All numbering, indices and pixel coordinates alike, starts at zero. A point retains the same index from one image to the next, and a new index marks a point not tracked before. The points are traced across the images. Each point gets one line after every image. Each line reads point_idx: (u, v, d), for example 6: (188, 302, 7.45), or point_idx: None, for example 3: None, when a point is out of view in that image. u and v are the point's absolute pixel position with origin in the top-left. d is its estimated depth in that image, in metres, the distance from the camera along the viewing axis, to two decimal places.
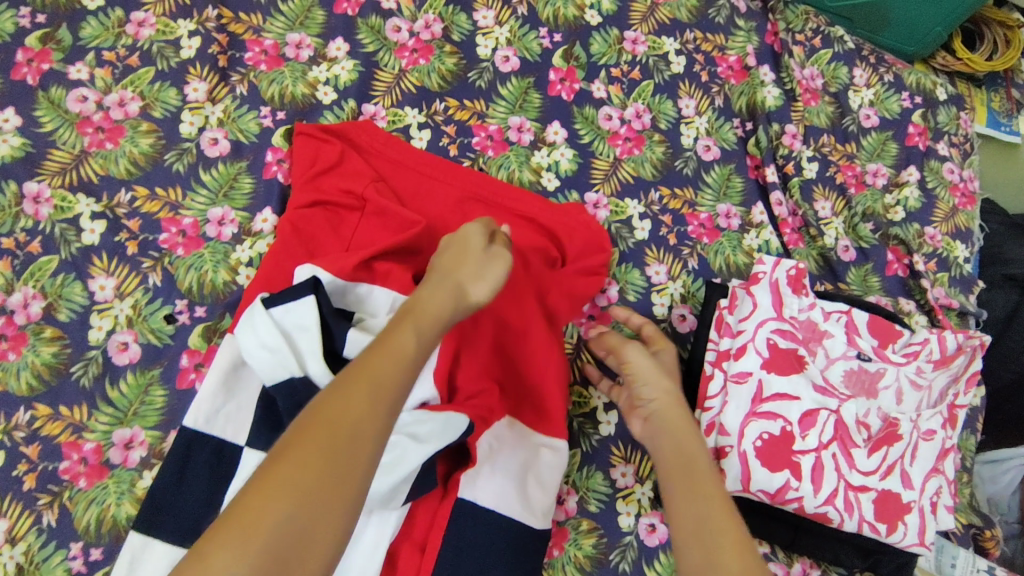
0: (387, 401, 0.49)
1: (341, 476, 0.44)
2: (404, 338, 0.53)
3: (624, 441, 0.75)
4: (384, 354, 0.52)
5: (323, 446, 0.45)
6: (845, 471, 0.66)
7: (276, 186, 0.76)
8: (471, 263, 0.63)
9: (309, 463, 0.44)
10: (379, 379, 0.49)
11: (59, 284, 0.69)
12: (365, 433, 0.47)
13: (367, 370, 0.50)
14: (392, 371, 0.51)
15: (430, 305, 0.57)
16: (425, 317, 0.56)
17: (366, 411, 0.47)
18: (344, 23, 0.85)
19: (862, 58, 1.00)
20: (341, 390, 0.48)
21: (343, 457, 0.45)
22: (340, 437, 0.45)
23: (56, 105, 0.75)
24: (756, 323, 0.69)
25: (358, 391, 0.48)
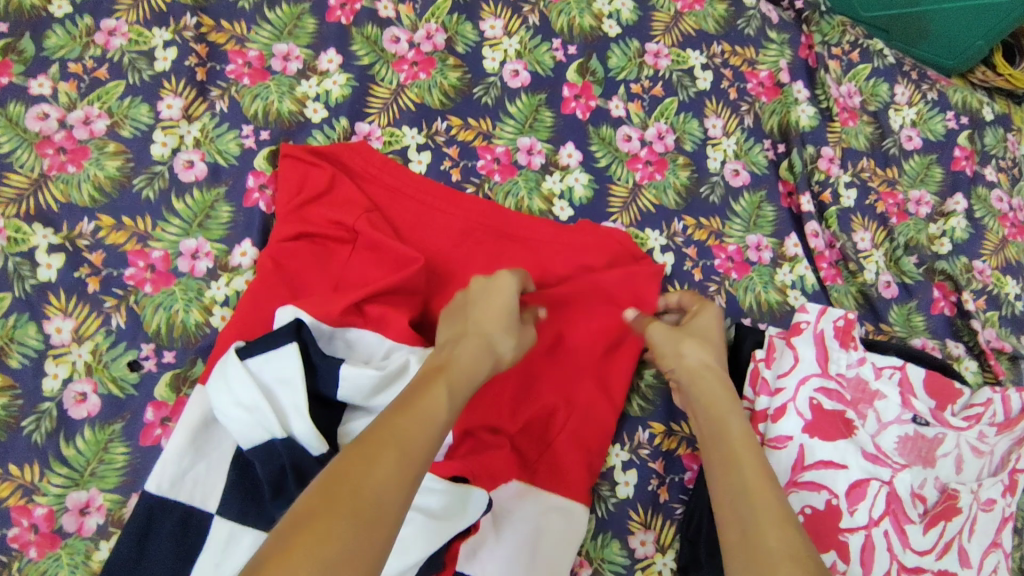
0: (415, 471, 0.42)
1: (369, 546, 0.37)
2: (434, 401, 0.47)
3: (644, 504, 0.66)
4: (411, 413, 0.45)
5: (348, 510, 0.37)
6: (898, 552, 0.57)
7: (257, 215, 0.68)
8: (500, 316, 0.57)
9: (334, 528, 0.36)
10: (408, 442, 0.43)
11: (11, 325, 0.61)
12: (391, 500, 0.40)
13: (393, 433, 0.43)
14: (419, 434, 0.44)
15: (463, 365, 0.52)
16: (460, 377, 0.51)
17: (394, 476, 0.41)
18: (337, 32, 0.77)
19: (903, 74, 0.92)
20: (364, 450, 0.41)
21: (371, 522, 0.38)
22: (367, 506, 0.38)
23: (14, 123, 0.67)
24: (798, 379, 0.63)
25: (385, 456, 0.41)
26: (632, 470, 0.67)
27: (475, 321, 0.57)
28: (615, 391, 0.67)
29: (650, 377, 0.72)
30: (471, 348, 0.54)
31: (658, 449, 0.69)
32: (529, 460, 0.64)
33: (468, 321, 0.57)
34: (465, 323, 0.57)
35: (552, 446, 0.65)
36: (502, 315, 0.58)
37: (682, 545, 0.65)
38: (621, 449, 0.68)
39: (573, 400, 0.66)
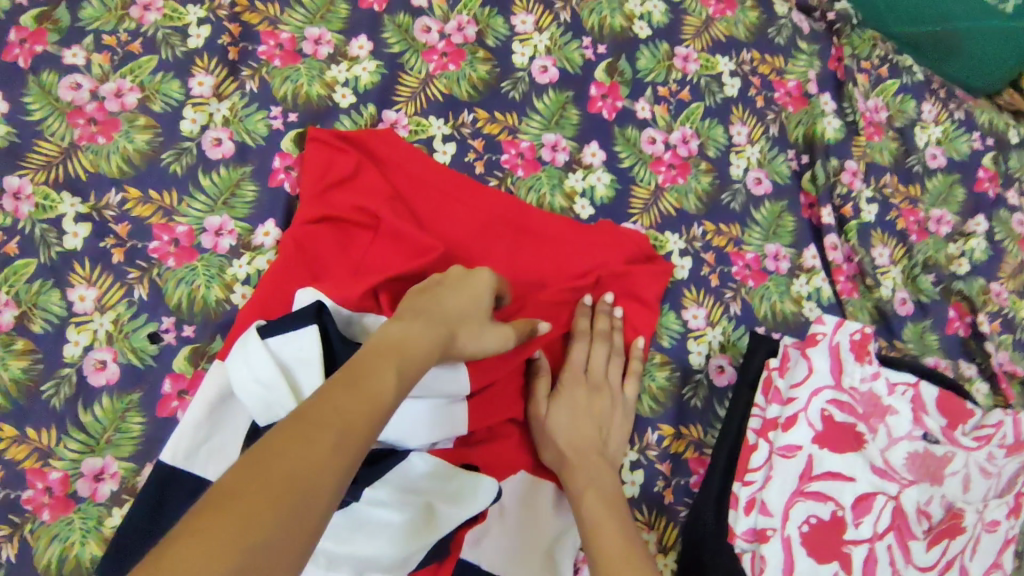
0: (353, 457, 0.38)
1: (283, 546, 0.33)
2: (387, 380, 0.43)
3: (649, 504, 0.67)
4: (356, 392, 0.40)
5: (270, 502, 0.33)
6: (900, 567, 0.58)
7: (281, 197, 0.69)
8: (471, 313, 0.55)
9: (251, 523, 0.32)
10: (348, 423, 0.38)
11: (35, 290, 0.62)
12: (322, 489, 0.35)
13: (335, 414, 0.38)
14: (361, 415, 0.39)
15: (420, 345, 0.48)
16: (412, 360, 0.46)
17: (331, 462, 0.36)
18: (369, 19, 0.77)
19: (931, 91, 0.92)
20: (300, 431, 0.37)
21: (295, 513, 0.33)
22: (294, 494, 0.34)
23: (48, 92, 0.68)
24: (810, 390, 0.62)
25: (324, 439, 0.37)
26: (640, 469, 0.68)
27: (439, 305, 0.53)
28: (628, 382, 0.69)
29: (661, 379, 0.72)
30: (431, 331, 0.49)
31: (666, 451, 0.69)
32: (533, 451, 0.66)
33: (427, 302, 0.53)
34: (426, 305, 0.53)
35: None
36: (472, 310, 0.55)
37: (684, 547, 0.65)
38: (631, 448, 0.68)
39: None
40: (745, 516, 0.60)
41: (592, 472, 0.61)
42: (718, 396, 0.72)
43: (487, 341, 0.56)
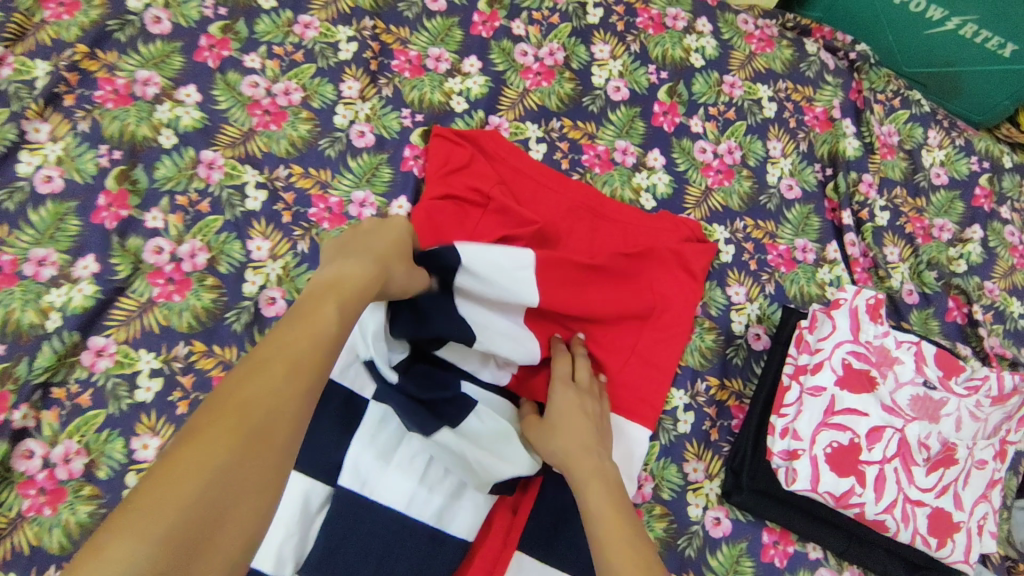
0: (305, 377, 0.47)
1: (255, 456, 0.42)
2: (325, 314, 0.51)
3: (699, 440, 0.83)
4: (299, 327, 0.49)
5: (240, 420, 0.42)
6: (904, 485, 0.74)
7: (411, 179, 0.86)
8: (403, 260, 0.64)
9: (224, 441, 0.41)
10: (296, 353, 0.47)
11: (222, 240, 0.79)
12: (282, 409, 0.44)
13: (284, 347, 0.47)
14: (309, 343, 0.48)
15: (351, 279, 0.56)
16: (345, 293, 0.54)
17: (287, 383, 0.45)
18: (479, 43, 0.95)
19: (936, 121, 1.08)
20: (256, 364, 0.46)
21: (260, 432, 0.43)
22: (258, 416, 0.43)
23: (232, 87, 0.85)
24: (834, 343, 0.78)
25: (276, 369, 0.46)
26: (691, 412, 0.84)
27: (367, 246, 0.62)
28: (684, 324, 0.85)
29: (710, 341, 0.88)
30: (364, 264, 0.58)
31: (713, 398, 0.85)
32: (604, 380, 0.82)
33: (357, 241, 0.63)
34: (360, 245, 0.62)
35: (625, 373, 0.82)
36: (397, 249, 0.64)
37: (727, 475, 0.82)
38: (684, 393, 0.84)
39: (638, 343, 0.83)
40: (780, 439, 0.75)
41: (591, 465, 0.69)
42: (756, 356, 0.88)
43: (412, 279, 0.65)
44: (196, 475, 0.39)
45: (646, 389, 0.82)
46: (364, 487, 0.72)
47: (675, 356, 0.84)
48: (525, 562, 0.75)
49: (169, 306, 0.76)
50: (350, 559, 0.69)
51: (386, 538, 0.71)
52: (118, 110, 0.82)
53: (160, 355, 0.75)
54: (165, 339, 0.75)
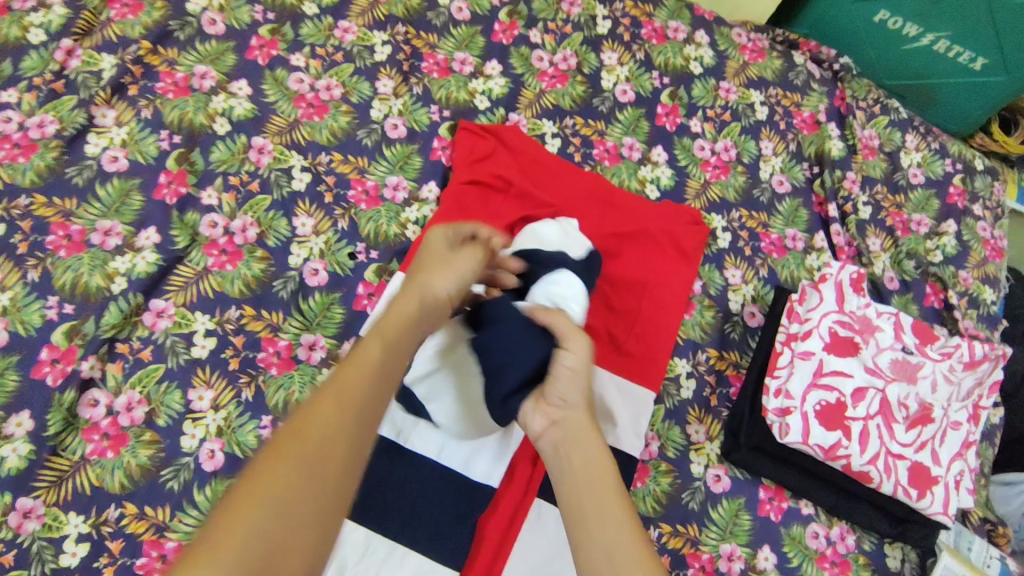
0: (356, 412, 0.49)
1: (314, 492, 0.44)
2: (370, 349, 0.54)
3: (700, 405, 0.91)
4: (349, 367, 0.52)
5: (295, 462, 0.45)
6: (886, 440, 0.82)
7: (440, 167, 0.95)
8: (435, 265, 0.65)
9: (279, 485, 0.43)
10: (348, 391, 0.50)
11: (271, 217, 0.88)
12: (335, 448, 0.47)
13: (334, 387, 0.50)
14: (360, 380, 0.51)
15: (397, 309, 0.58)
16: (393, 325, 0.57)
17: (337, 421, 0.48)
18: (501, 49, 1.05)
19: (914, 127, 1.19)
20: (304, 414, 0.47)
21: (316, 471, 0.45)
22: (311, 456, 0.45)
23: (279, 83, 0.95)
24: (821, 313, 0.86)
25: (325, 405, 0.48)
26: (693, 379, 0.92)
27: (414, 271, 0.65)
28: (684, 299, 0.94)
29: (709, 318, 0.96)
30: (407, 292, 0.61)
31: (712, 367, 0.93)
32: (619, 346, 0.90)
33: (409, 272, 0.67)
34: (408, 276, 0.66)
35: (635, 339, 0.90)
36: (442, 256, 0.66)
37: (725, 436, 0.90)
38: (686, 362, 0.93)
39: (646, 315, 0.92)
40: (774, 398, 0.83)
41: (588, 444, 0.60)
42: (751, 332, 0.97)
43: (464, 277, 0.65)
44: (255, 519, 0.41)
45: (653, 355, 0.90)
46: (400, 435, 0.80)
47: (677, 328, 0.93)
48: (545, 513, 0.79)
49: (223, 274, 0.84)
50: (384, 504, 0.76)
51: (420, 481, 0.78)
52: (177, 100, 0.90)
53: (214, 317, 0.82)
54: (219, 303, 0.83)
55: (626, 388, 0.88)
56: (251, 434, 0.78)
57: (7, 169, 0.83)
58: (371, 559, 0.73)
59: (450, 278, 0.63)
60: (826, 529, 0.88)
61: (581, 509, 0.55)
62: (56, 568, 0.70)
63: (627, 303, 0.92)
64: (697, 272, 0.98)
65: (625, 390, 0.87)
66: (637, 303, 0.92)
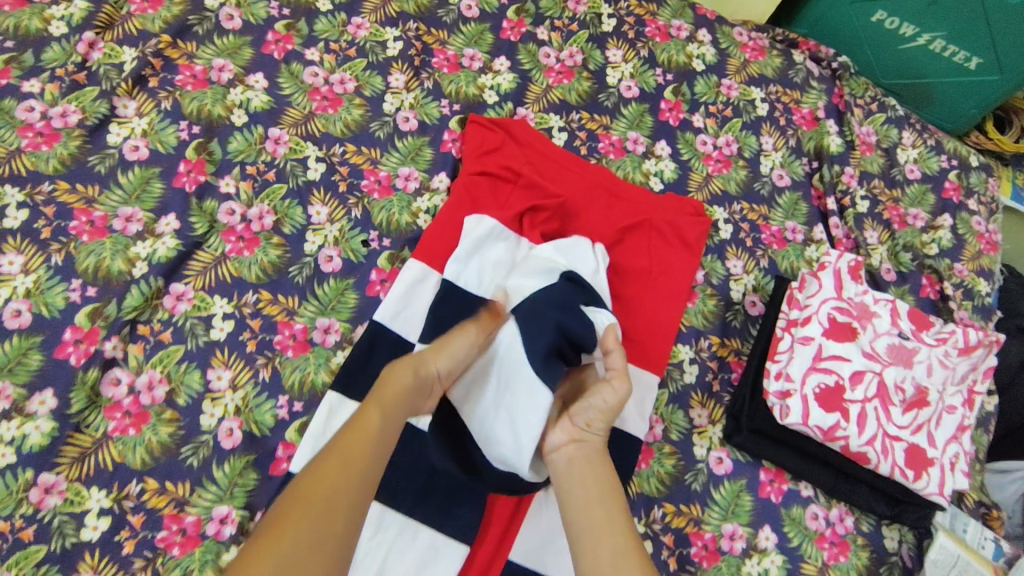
0: (355, 469, 0.59)
1: (319, 538, 0.54)
2: (370, 417, 0.64)
3: (702, 389, 0.94)
4: (351, 433, 0.62)
5: (302, 512, 0.55)
6: (883, 422, 0.84)
7: (450, 159, 0.98)
8: (431, 343, 0.73)
9: (291, 529, 0.53)
10: (350, 453, 0.60)
11: (287, 205, 0.90)
12: (337, 502, 0.57)
13: (338, 451, 0.60)
14: (359, 444, 0.61)
15: (394, 380, 0.67)
16: (391, 393, 0.66)
17: (339, 479, 0.58)
18: (509, 46, 1.08)
19: (910, 124, 1.22)
20: (314, 472, 0.58)
21: (321, 519, 0.55)
22: (314, 507, 0.55)
23: (295, 76, 0.97)
24: (820, 300, 0.89)
25: (329, 465, 0.59)
26: (695, 365, 0.95)
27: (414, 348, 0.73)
28: (688, 288, 0.97)
29: (711, 306, 0.99)
30: (404, 363, 0.69)
31: (714, 353, 0.96)
32: (625, 333, 0.92)
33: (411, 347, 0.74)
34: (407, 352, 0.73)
35: (641, 327, 0.93)
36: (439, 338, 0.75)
37: (727, 420, 0.92)
38: (689, 349, 0.95)
39: (652, 303, 0.94)
40: (775, 381, 0.85)
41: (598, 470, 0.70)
42: (751, 320, 1.00)
43: (459, 356, 0.72)
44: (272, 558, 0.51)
45: (659, 341, 0.92)
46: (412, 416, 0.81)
47: (681, 316, 0.95)
48: (543, 514, 0.81)
49: (240, 260, 0.87)
50: (389, 489, 0.78)
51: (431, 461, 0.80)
52: (196, 92, 0.93)
53: (232, 301, 0.85)
54: (236, 287, 0.85)
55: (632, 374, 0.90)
56: (268, 413, 0.81)
57: (31, 157, 0.85)
58: (375, 544, 0.75)
59: (445, 356, 0.71)
60: (825, 511, 0.90)
61: (589, 520, 0.66)
62: (79, 541, 0.72)
63: (633, 292, 0.94)
64: (700, 262, 1.01)
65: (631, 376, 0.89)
66: (642, 293, 0.95)
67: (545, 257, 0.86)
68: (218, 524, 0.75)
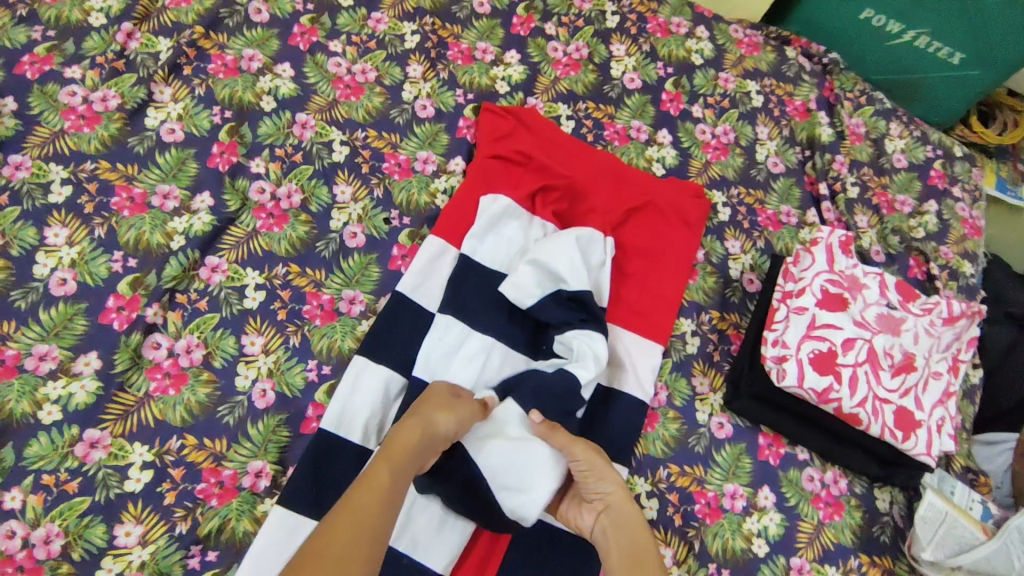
0: (368, 527, 0.62)
1: None
2: (378, 474, 0.67)
3: (704, 360, 1.00)
4: (363, 491, 0.65)
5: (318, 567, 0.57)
6: (873, 386, 0.90)
7: (465, 144, 1.04)
8: (433, 404, 0.75)
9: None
10: (361, 507, 0.63)
11: (313, 185, 0.96)
12: (352, 557, 0.59)
13: (351, 506, 0.63)
14: (370, 500, 0.64)
15: (402, 440, 0.70)
16: (399, 448, 0.69)
17: (354, 533, 0.60)
18: (519, 40, 1.15)
19: (897, 116, 1.29)
20: (327, 529, 0.60)
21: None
22: (329, 563, 0.57)
23: (319, 66, 1.04)
24: (814, 273, 0.95)
25: (343, 520, 0.61)
26: (697, 337, 1.01)
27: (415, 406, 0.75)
28: (688, 265, 1.03)
29: (711, 283, 1.05)
30: (409, 422, 0.72)
31: (715, 327, 1.02)
32: (629, 307, 0.98)
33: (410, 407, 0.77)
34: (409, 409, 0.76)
35: (645, 302, 0.98)
36: (439, 396, 0.77)
37: (727, 387, 0.98)
38: (691, 322, 1.01)
39: (655, 280, 1.00)
40: (772, 348, 0.91)
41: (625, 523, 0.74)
42: (749, 297, 1.06)
43: (462, 419, 0.75)
44: None
45: (663, 314, 0.98)
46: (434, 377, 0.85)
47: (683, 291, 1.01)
48: None
49: (270, 235, 0.92)
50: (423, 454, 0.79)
51: None
52: (227, 80, 0.99)
53: (264, 273, 0.90)
54: (267, 261, 0.91)
55: (636, 347, 0.95)
56: (298, 376, 0.86)
57: (74, 138, 0.91)
58: None
59: (450, 418, 0.74)
60: (820, 473, 0.96)
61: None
62: (122, 493, 0.76)
63: (638, 270, 1.00)
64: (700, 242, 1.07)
65: (636, 350, 0.95)
66: (646, 270, 1.01)
67: (569, 248, 0.91)
68: (253, 477, 0.80)
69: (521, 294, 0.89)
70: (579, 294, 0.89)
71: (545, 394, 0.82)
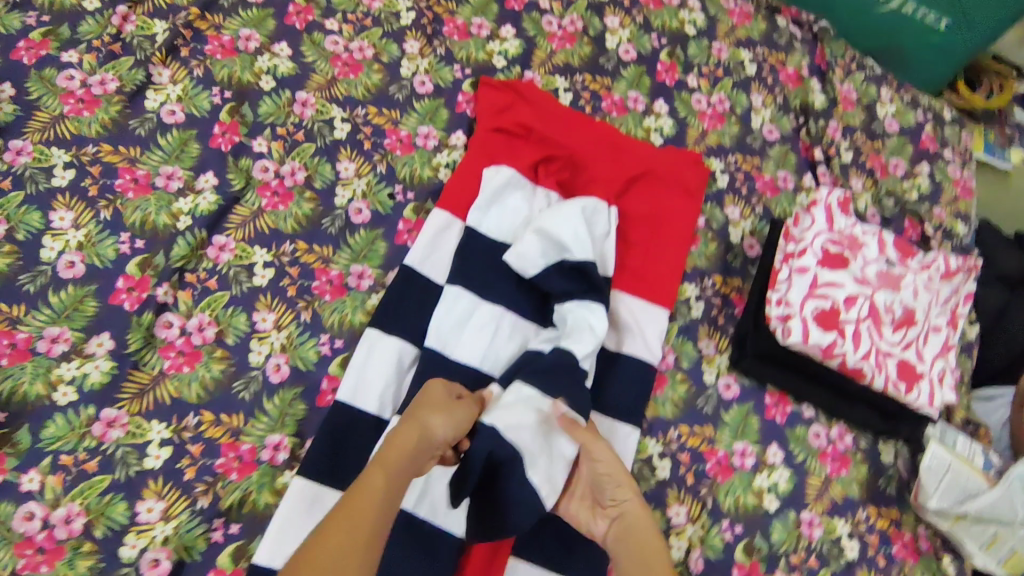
0: (364, 538, 0.59)
1: None
2: (372, 479, 0.63)
3: (709, 323, 1.01)
4: (358, 497, 0.61)
5: None
6: (875, 342, 0.92)
7: (465, 119, 1.05)
8: (431, 406, 0.72)
9: None
10: (356, 513, 0.60)
11: (316, 162, 0.96)
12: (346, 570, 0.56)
13: (347, 514, 0.60)
14: (366, 507, 0.61)
15: (399, 442, 0.67)
16: (396, 451, 0.66)
17: (347, 544, 0.58)
18: (514, 15, 1.15)
19: (888, 82, 1.31)
20: (321, 536, 0.58)
21: None
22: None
23: (316, 45, 1.03)
24: (814, 233, 0.96)
25: (334, 531, 0.58)
26: (701, 302, 1.02)
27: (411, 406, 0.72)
28: (690, 232, 1.04)
29: (713, 249, 1.06)
30: (408, 423, 0.69)
31: (718, 291, 1.04)
32: (634, 274, 0.99)
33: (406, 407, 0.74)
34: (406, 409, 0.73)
35: (648, 268, 1.00)
36: (437, 397, 0.74)
37: (732, 348, 1.00)
38: (695, 287, 1.03)
39: (658, 246, 1.01)
40: (776, 308, 0.92)
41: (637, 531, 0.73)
42: (750, 261, 1.08)
43: (458, 421, 0.73)
44: None
45: (666, 280, 0.99)
46: (445, 347, 0.86)
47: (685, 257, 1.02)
48: None
49: (276, 213, 0.92)
50: None
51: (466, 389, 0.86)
52: (225, 60, 0.99)
53: (271, 251, 0.90)
54: (274, 238, 0.91)
55: (642, 311, 0.97)
56: (311, 350, 0.87)
57: (74, 122, 0.91)
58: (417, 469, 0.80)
59: (445, 419, 0.71)
60: (826, 429, 0.98)
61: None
62: (142, 470, 0.76)
63: (641, 237, 1.01)
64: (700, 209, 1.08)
65: (642, 314, 0.96)
66: (648, 236, 1.02)
67: (574, 219, 0.91)
68: (272, 451, 0.81)
69: (524, 261, 0.90)
70: (582, 264, 0.89)
71: (549, 374, 0.81)
